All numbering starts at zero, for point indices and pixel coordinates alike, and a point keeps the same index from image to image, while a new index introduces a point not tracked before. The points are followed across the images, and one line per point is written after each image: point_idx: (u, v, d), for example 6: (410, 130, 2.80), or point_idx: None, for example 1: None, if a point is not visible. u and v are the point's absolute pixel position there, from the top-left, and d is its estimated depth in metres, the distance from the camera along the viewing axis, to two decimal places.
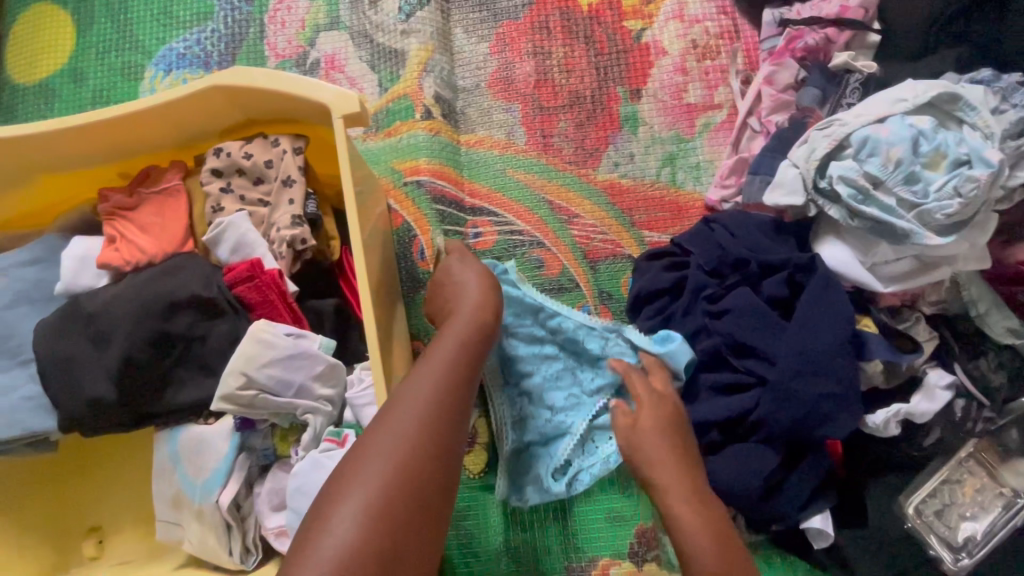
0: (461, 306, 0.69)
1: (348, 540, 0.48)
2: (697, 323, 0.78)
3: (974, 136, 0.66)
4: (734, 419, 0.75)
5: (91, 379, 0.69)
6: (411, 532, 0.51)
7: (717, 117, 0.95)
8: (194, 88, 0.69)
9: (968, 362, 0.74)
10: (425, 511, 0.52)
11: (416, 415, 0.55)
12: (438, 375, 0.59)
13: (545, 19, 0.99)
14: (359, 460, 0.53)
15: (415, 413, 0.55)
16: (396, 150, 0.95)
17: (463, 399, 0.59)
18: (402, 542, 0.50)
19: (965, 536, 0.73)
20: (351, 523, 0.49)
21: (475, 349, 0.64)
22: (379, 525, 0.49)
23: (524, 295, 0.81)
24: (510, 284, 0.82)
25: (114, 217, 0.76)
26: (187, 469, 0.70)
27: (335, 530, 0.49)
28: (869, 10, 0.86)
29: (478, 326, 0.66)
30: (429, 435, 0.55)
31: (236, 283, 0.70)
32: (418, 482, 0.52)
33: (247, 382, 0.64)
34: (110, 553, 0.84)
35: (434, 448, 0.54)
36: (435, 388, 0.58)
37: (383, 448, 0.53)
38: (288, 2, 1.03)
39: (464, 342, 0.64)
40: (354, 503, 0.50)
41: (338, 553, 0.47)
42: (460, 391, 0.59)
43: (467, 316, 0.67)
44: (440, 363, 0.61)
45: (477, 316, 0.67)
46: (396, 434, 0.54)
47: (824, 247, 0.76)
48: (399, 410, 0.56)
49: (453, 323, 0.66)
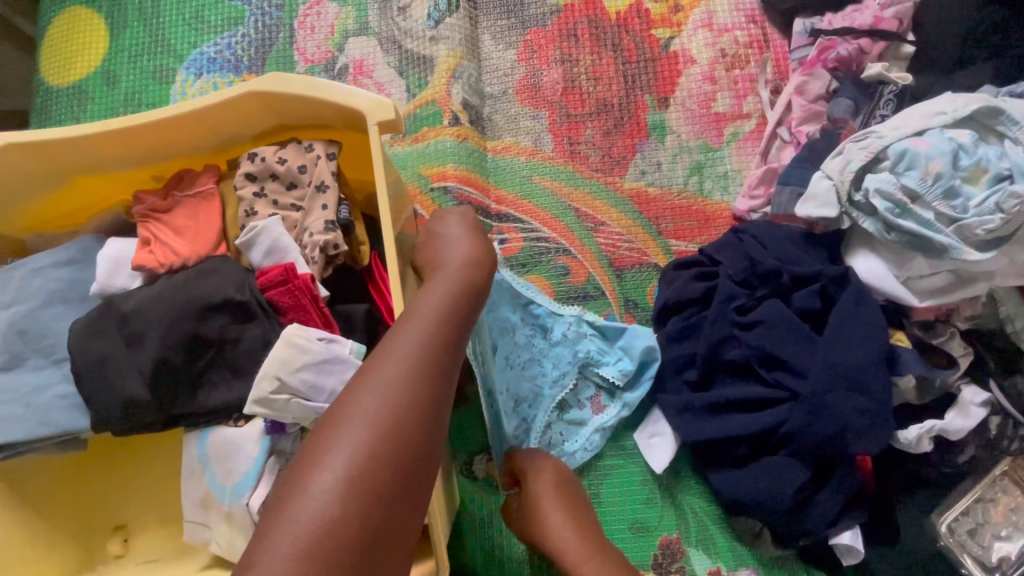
0: (449, 264, 0.63)
1: (328, 504, 0.42)
2: (726, 332, 0.77)
3: (1016, 150, 0.65)
4: (763, 433, 0.74)
5: (125, 380, 0.70)
6: (400, 496, 0.45)
7: (746, 126, 0.94)
8: (232, 93, 0.70)
9: (1004, 379, 0.73)
10: (415, 473, 0.47)
11: (400, 374, 0.49)
12: (425, 331, 0.52)
13: (573, 27, 0.99)
14: (341, 417, 0.47)
15: (398, 370, 0.49)
16: (424, 155, 0.95)
17: (453, 358, 0.53)
18: (390, 507, 0.44)
19: (999, 556, 0.72)
20: (328, 495, 0.43)
21: (466, 305, 0.58)
22: (362, 486, 0.44)
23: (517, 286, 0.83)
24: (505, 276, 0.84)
25: (149, 219, 0.77)
26: (216, 471, 0.70)
27: (314, 495, 0.43)
28: (903, 21, 0.85)
29: (467, 281, 0.60)
30: (414, 397, 0.49)
31: (270, 288, 0.71)
32: (407, 441, 0.47)
33: (280, 386, 0.64)
34: (136, 551, 0.85)
35: (425, 404, 0.49)
36: (421, 345, 0.51)
37: (364, 412, 0.47)
38: (318, 7, 1.04)
39: (453, 296, 0.58)
40: (333, 465, 0.44)
41: (313, 526, 0.41)
42: (454, 345, 0.54)
43: (456, 272, 0.61)
44: (426, 318, 0.54)
45: (469, 272, 0.61)
46: (382, 388, 0.48)
47: (857, 260, 0.75)
48: (384, 361, 0.50)
49: (442, 273, 0.61)
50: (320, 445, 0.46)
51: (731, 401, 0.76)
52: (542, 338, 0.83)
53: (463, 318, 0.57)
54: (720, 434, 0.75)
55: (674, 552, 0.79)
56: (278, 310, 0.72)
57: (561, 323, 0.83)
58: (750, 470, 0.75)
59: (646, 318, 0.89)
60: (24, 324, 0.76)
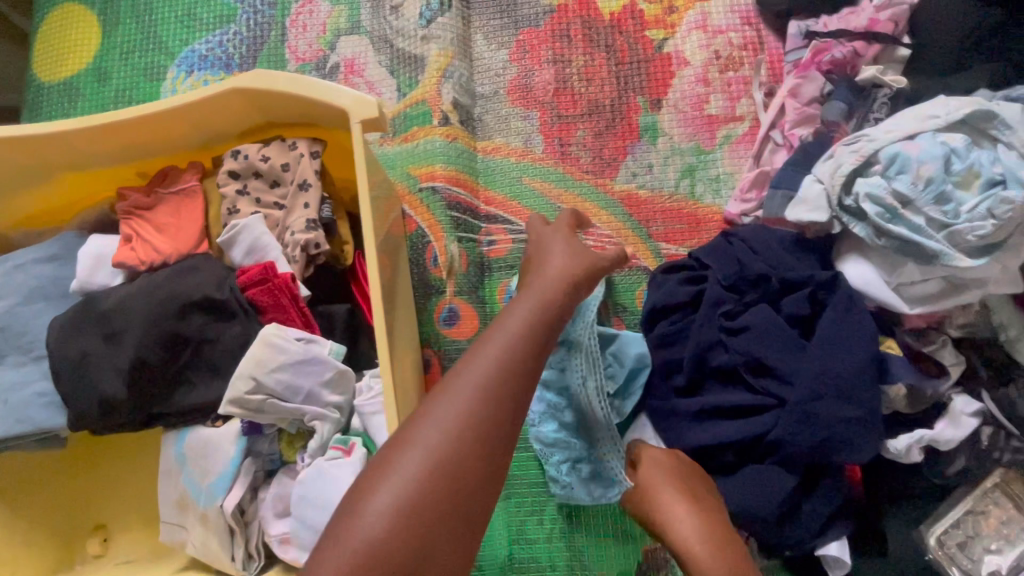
0: (536, 284, 0.57)
1: (381, 528, 0.42)
2: (713, 336, 0.76)
3: (1009, 155, 0.63)
4: (750, 440, 0.73)
5: (102, 377, 0.69)
6: (453, 532, 0.43)
7: (739, 129, 0.93)
8: (216, 90, 0.69)
9: (995, 389, 0.71)
10: (470, 508, 0.44)
11: (468, 403, 0.46)
12: (505, 354, 0.49)
13: (566, 27, 0.99)
14: (407, 435, 0.46)
15: (469, 397, 0.46)
16: (413, 155, 0.94)
17: (526, 384, 0.49)
18: (440, 543, 0.42)
19: (989, 570, 0.70)
20: (384, 524, 0.42)
21: (548, 326, 0.53)
22: (415, 515, 0.42)
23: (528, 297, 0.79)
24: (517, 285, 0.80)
25: (131, 216, 0.77)
26: (192, 472, 0.69)
27: (367, 516, 0.42)
28: (898, 24, 0.84)
29: (552, 298, 0.55)
30: (482, 428, 0.46)
31: (249, 286, 0.70)
32: (468, 471, 0.44)
33: (256, 386, 0.63)
34: (116, 551, 0.84)
35: (491, 435, 0.46)
36: (494, 371, 0.48)
37: (428, 439, 0.45)
38: (310, 6, 1.04)
39: (538, 315, 0.53)
40: (390, 487, 0.43)
41: (364, 547, 0.41)
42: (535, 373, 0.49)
43: (540, 287, 0.56)
44: (505, 342, 0.50)
45: (551, 288, 0.56)
46: (451, 413, 0.46)
47: (847, 265, 0.74)
48: (458, 381, 0.48)
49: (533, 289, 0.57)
50: (382, 467, 0.45)
51: (717, 407, 0.75)
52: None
53: (543, 340, 0.52)
54: (706, 441, 0.74)
55: (658, 561, 0.79)
56: (258, 309, 0.71)
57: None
58: (737, 477, 0.74)
59: (634, 322, 0.88)
60: (5, 321, 0.75)
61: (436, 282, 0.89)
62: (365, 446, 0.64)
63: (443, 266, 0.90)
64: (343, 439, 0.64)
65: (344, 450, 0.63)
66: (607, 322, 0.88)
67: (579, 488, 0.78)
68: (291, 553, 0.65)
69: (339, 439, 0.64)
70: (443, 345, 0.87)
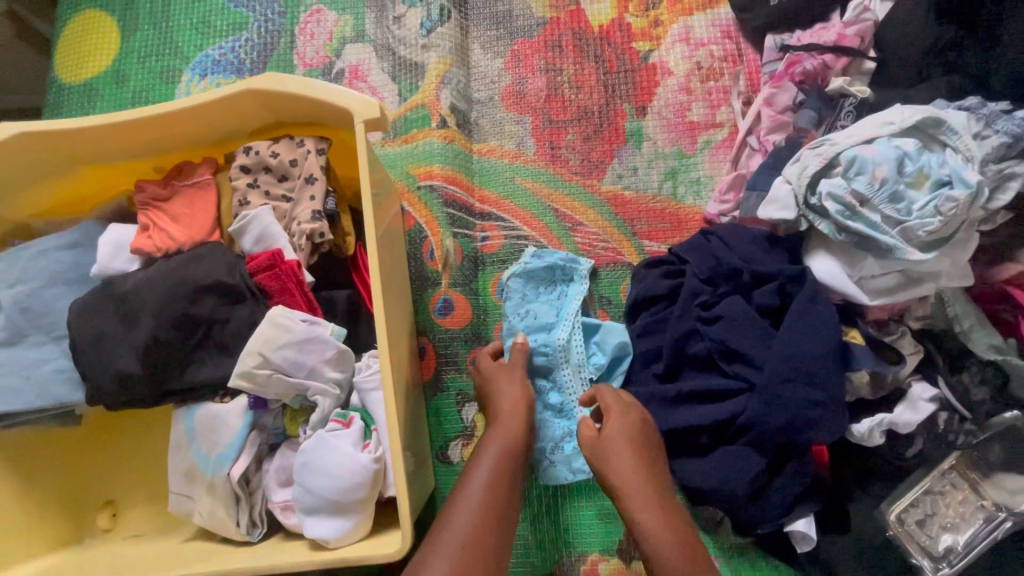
0: (483, 457, 0.71)
1: None
2: (689, 326, 0.81)
3: (956, 158, 0.69)
4: (722, 422, 0.78)
5: (119, 354, 0.74)
6: None
7: (718, 135, 0.99)
8: (230, 91, 0.75)
9: (950, 375, 0.76)
10: None
11: (468, 523, 0.63)
12: (469, 531, 0.62)
13: (558, 38, 1.05)
14: None
15: (483, 487, 0.68)
16: (412, 155, 1.00)
17: (507, 519, 0.66)
18: None
19: (946, 546, 0.76)
20: None
21: (510, 470, 0.71)
22: None
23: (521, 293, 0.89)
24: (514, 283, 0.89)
25: (148, 206, 0.82)
26: (201, 445, 0.74)
27: None
28: (864, 39, 0.90)
29: (506, 458, 0.71)
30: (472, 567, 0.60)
31: (258, 272, 0.76)
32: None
33: (263, 362, 0.68)
34: (123, 526, 0.89)
35: (485, 546, 0.62)
36: (488, 495, 0.67)
37: None
38: (318, 15, 1.10)
39: (502, 453, 0.72)
40: None
41: None
42: (509, 486, 0.69)
43: (494, 452, 0.72)
44: (461, 538, 0.62)
45: (514, 424, 0.75)
46: (446, 549, 0.60)
47: (814, 261, 0.79)
48: (438, 553, 0.60)
49: (495, 430, 0.75)
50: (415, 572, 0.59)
51: (693, 393, 0.80)
52: (535, 329, 0.87)
53: (511, 473, 0.71)
54: (682, 423, 0.79)
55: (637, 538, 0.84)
56: (265, 294, 0.77)
57: (548, 314, 0.88)
58: (711, 458, 0.79)
59: (619, 314, 0.94)
60: (29, 302, 0.80)
61: (432, 274, 0.95)
62: (364, 420, 0.70)
63: (439, 259, 0.95)
64: (343, 413, 0.70)
65: (344, 422, 0.69)
66: (592, 314, 0.93)
67: (563, 467, 0.84)
68: (293, 520, 0.70)
69: (339, 412, 0.70)
70: (437, 333, 0.93)
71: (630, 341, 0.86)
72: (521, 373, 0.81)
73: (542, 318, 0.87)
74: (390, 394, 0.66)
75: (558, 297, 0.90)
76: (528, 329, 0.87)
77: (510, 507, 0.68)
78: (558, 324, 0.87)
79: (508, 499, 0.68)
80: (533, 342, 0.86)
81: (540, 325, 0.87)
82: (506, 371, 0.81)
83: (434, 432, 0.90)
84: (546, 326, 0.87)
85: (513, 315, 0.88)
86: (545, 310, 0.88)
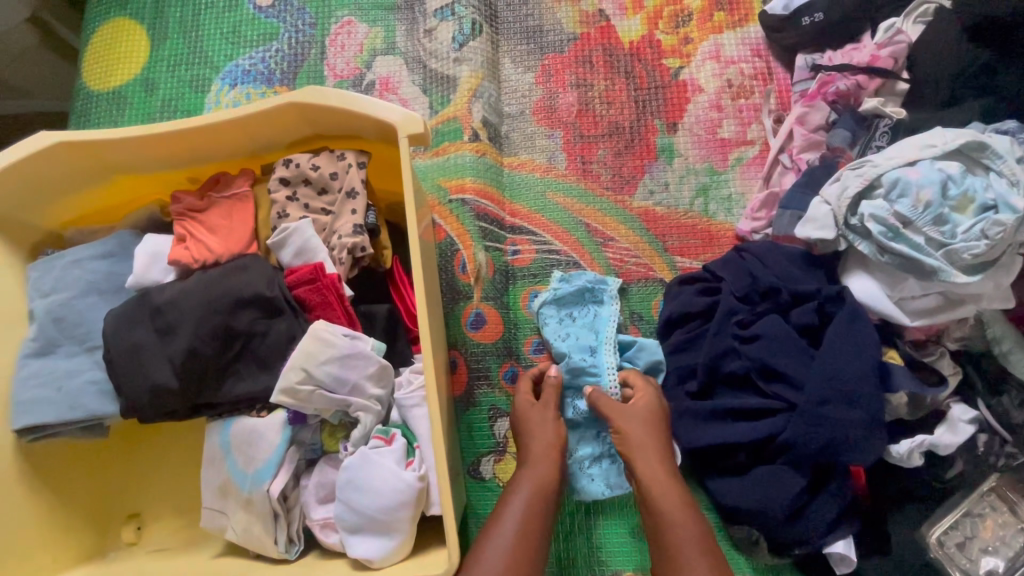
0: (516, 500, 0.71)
1: None
2: (727, 345, 0.81)
3: (1000, 183, 0.70)
4: (761, 441, 0.78)
5: (156, 367, 0.74)
6: None
7: (749, 152, 1.00)
8: (274, 104, 0.75)
9: (990, 398, 0.77)
10: None
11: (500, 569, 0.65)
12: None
13: (589, 54, 1.06)
14: None
15: (513, 532, 0.68)
16: (443, 168, 1.00)
17: (537, 565, 0.67)
18: None
19: (987, 569, 0.75)
20: None
21: (541, 514, 0.71)
22: None
23: (558, 316, 0.89)
24: (549, 304, 0.90)
25: (184, 217, 0.82)
26: (237, 459, 0.73)
27: None
28: (898, 60, 0.91)
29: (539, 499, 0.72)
30: None
31: (298, 285, 0.75)
32: None
33: (306, 377, 0.67)
34: (148, 539, 0.88)
35: None
36: (517, 542, 0.67)
37: None
38: (348, 27, 1.11)
39: (533, 494, 0.72)
40: None
41: None
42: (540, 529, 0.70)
43: (526, 493, 0.72)
44: None
45: (544, 468, 0.75)
46: None
47: (853, 280, 0.79)
48: None
49: (529, 469, 0.75)
50: None
51: (730, 411, 0.80)
52: (579, 352, 0.86)
53: (540, 519, 0.71)
54: (719, 442, 0.79)
55: None
56: (305, 307, 0.76)
57: (589, 337, 0.87)
58: (749, 477, 0.78)
59: (650, 330, 0.93)
60: (62, 312, 0.80)
61: (463, 286, 0.94)
62: (405, 436, 0.69)
63: (471, 273, 0.95)
64: (385, 429, 0.69)
65: (385, 439, 0.68)
66: (624, 329, 0.93)
67: (598, 483, 0.84)
68: (332, 538, 0.69)
69: (381, 429, 0.69)
70: (469, 347, 0.92)
71: (664, 358, 0.86)
72: (554, 414, 0.81)
73: (585, 340, 0.87)
74: (437, 413, 0.65)
75: (595, 317, 0.89)
76: (572, 352, 0.86)
77: (540, 550, 0.68)
78: (600, 346, 0.86)
79: (537, 544, 0.68)
80: (578, 364, 0.85)
81: (582, 348, 0.86)
82: (540, 412, 0.81)
83: (465, 447, 0.89)
84: (590, 348, 0.86)
85: (556, 336, 0.88)
86: (586, 332, 0.88)
